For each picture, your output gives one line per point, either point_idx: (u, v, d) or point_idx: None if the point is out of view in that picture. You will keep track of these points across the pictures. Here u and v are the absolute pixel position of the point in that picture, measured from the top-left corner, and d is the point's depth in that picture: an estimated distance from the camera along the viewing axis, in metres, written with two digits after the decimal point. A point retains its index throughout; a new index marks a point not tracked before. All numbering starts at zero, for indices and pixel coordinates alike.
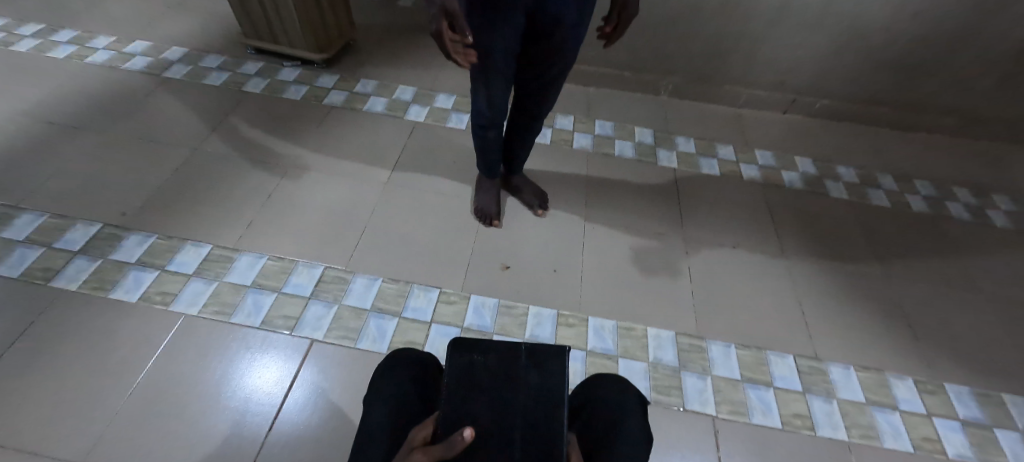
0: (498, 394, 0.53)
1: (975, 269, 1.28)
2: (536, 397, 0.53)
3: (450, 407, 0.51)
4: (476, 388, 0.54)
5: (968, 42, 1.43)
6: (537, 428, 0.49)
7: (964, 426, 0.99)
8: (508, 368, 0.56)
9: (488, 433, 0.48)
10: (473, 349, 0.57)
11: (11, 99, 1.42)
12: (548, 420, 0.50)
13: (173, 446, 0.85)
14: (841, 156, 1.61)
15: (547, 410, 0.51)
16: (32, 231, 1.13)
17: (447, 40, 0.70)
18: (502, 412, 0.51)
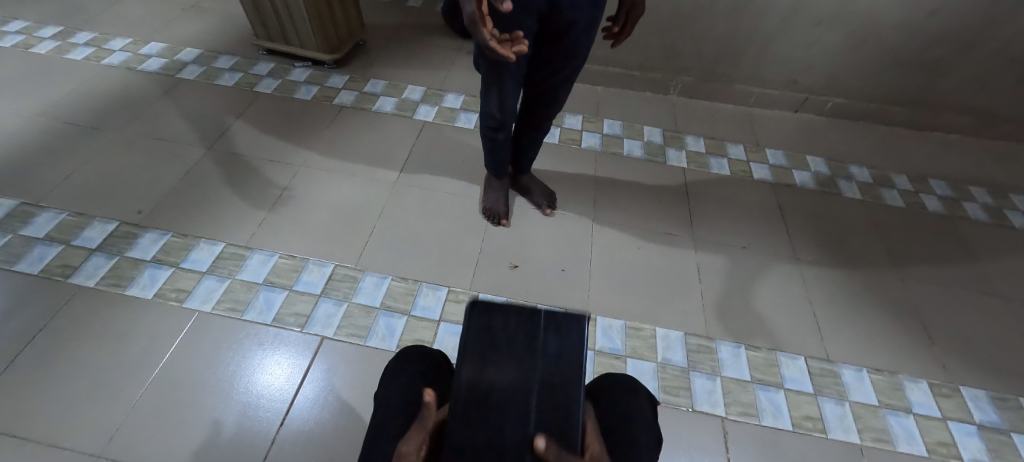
0: (517, 361, 0.51)
1: (992, 271, 1.26)
2: (556, 361, 0.51)
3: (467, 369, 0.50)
4: (494, 353, 0.51)
5: (985, 39, 1.40)
6: (554, 402, 0.48)
7: (980, 430, 0.97)
8: (529, 333, 0.52)
9: (504, 402, 0.48)
10: (493, 311, 0.54)
11: (31, 99, 1.46)
12: (567, 391, 0.49)
13: (189, 439, 0.86)
14: (854, 156, 1.59)
15: (566, 381, 0.49)
16: (51, 229, 1.15)
17: (481, 21, 0.68)
18: (518, 379, 0.49)
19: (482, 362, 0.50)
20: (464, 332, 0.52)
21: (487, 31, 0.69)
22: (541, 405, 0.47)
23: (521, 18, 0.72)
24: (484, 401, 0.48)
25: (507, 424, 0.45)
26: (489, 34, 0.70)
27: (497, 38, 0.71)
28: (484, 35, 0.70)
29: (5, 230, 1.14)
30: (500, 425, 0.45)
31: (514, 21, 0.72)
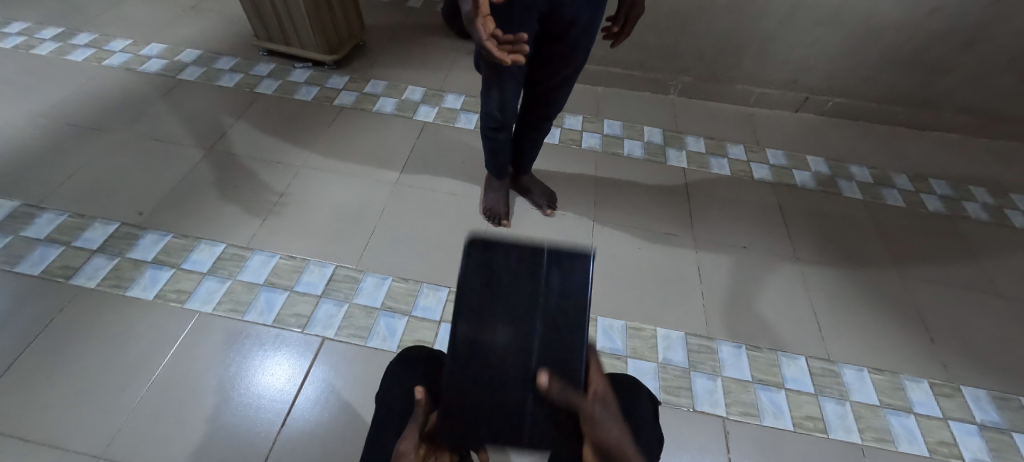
0: (520, 299, 0.53)
1: (993, 271, 1.26)
2: (559, 302, 0.53)
3: (468, 313, 0.53)
4: (494, 297, 0.53)
5: (985, 39, 1.40)
6: (556, 343, 0.52)
7: (981, 430, 0.97)
8: (531, 273, 0.54)
9: (506, 335, 0.52)
10: (493, 247, 0.54)
11: (32, 101, 1.46)
12: (570, 330, 0.52)
13: (190, 437, 0.87)
14: (854, 155, 1.59)
15: (568, 320, 0.53)
16: (52, 230, 1.16)
17: (480, 21, 0.69)
18: (520, 317, 0.53)
19: (483, 306, 0.53)
20: (464, 271, 0.53)
21: (485, 32, 0.70)
22: (543, 344, 0.52)
23: (520, 19, 0.72)
24: (487, 328, 0.52)
25: (511, 365, 0.51)
26: (488, 34, 0.70)
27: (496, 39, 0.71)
28: (483, 36, 0.70)
29: (6, 231, 1.14)
30: (505, 365, 0.51)
31: (514, 21, 0.72)
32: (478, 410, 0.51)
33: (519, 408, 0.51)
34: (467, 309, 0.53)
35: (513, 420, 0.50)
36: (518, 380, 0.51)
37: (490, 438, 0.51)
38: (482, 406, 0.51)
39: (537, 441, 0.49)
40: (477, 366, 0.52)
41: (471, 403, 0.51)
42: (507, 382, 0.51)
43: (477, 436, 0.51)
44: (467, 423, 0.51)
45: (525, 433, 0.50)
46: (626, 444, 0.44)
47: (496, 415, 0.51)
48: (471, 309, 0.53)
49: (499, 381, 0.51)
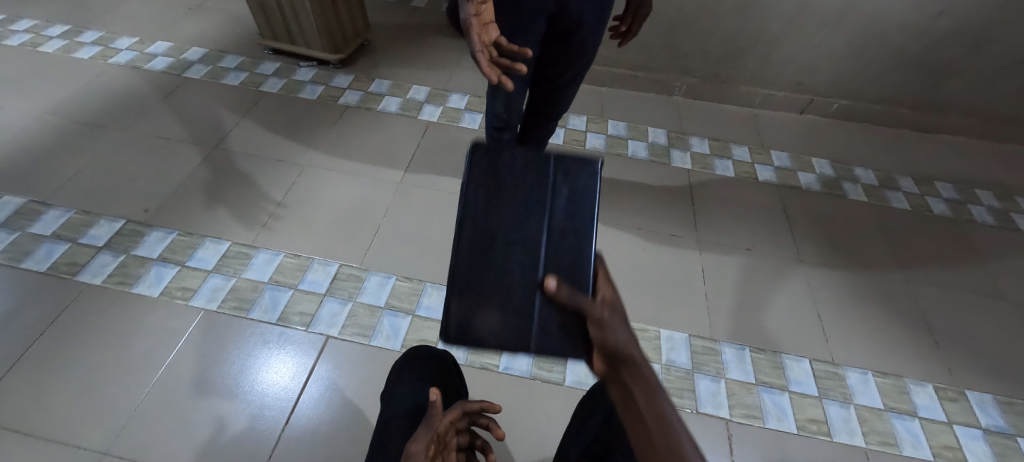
0: (527, 205, 0.58)
1: (998, 274, 1.25)
2: (565, 214, 0.58)
3: (476, 218, 0.59)
4: (500, 210, 0.59)
5: (993, 41, 1.39)
6: (562, 253, 0.57)
7: (986, 435, 0.97)
8: (538, 178, 0.58)
9: (512, 235, 0.58)
10: (498, 154, 0.59)
11: (39, 98, 1.47)
12: (575, 240, 0.57)
13: (192, 412, 0.90)
14: (858, 157, 1.58)
15: (574, 231, 0.58)
16: (59, 227, 1.16)
17: (475, 29, 0.66)
18: (525, 219, 0.58)
19: (490, 218, 0.59)
20: (470, 174, 0.58)
21: (478, 42, 0.67)
22: (549, 254, 0.57)
23: (527, 22, 0.72)
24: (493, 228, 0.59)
25: (519, 273, 0.58)
26: (481, 44, 0.67)
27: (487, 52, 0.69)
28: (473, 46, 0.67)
29: (13, 228, 1.15)
30: (513, 274, 0.58)
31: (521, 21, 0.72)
32: (491, 320, 0.58)
33: (529, 314, 0.57)
34: (475, 222, 0.59)
35: (523, 325, 0.57)
36: (527, 287, 0.57)
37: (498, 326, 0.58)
38: (495, 313, 0.58)
39: (548, 344, 0.56)
40: (488, 275, 0.59)
41: (485, 310, 0.59)
42: (516, 289, 0.58)
43: (491, 339, 0.59)
44: (480, 328, 0.59)
45: (536, 335, 0.57)
46: (626, 342, 0.42)
47: (507, 313, 0.58)
48: (478, 221, 0.59)
49: (508, 289, 0.58)
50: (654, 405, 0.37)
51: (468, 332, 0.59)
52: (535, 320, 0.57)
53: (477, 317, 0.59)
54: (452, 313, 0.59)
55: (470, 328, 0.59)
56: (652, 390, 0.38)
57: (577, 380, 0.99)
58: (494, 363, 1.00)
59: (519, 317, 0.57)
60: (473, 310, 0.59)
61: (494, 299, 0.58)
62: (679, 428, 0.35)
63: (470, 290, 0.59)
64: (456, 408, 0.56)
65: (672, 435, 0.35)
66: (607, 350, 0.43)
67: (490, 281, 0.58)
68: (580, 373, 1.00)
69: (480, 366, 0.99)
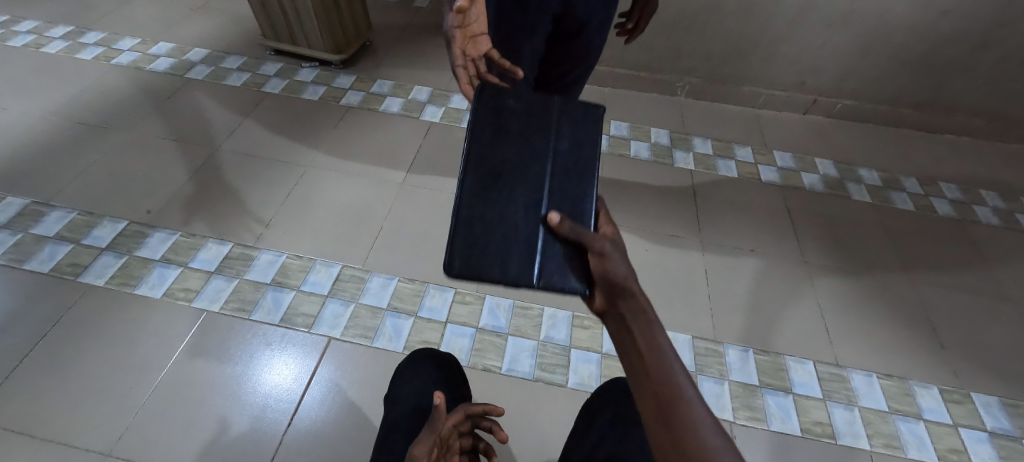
0: (532, 146, 0.59)
1: (1005, 276, 1.24)
2: (568, 154, 0.60)
3: (479, 157, 0.58)
4: (507, 143, 0.59)
5: (998, 41, 1.39)
6: (565, 189, 0.58)
7: (992, 437, 0.96)
8: (542, 121, 0.60)
9: (517, 175, 0.58)
10: (504, 95, 0.60)
11: (43, 99, 1.47)
12: (578, 177, 0.59)
13: (201, 381, 0.94)
14: (863, 158, 1.57)
15: (577, 169, 0.60)
16: (62, 228, 1.16)
17: (456, 39, 0.66)
18: (530, 159, 0.59)
19: (495, 151, 0.59)
20: (477, 111, 0.59)
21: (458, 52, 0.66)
22: (553, 188, 0.58)
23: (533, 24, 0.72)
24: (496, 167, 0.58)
25: (523, 206, 0.57)
26: (463, 56, 0.66)
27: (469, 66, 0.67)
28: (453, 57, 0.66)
29: (16, 229, 1.15)
30: (517, 206, 0.57)
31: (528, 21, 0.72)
32: (495, 264, 0.56)
33: (531, 247, 0.55)
34: (479, 153, 0.58)
35: (525, 258, 0.55)
36: (530, 219, 0.56)
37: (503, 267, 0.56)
38: (497, 246, 0.57)
39: (550, 278, 0.53)
40: (491, 209, 0.57)
41: (486, 243, 0.57)
42: (519, 222, 0.56)
43: (492, 273, 0.56)
44: (481, 261, 0.56)
45: (538, 267, 0.54)
46: (629, 278, 0.43)
47: (512, 254, 0.56)
48: (483, 154, 0.59)
49: (511, 220, 0.56)
50: (650, 337, 0.37)
51: (467, 265, 0.56)
52: (536, 254, 0.55)
53: (478, 251, 0.57)
54: (452, 245, 0.57)
55: (471, 260, 0.56)
56: (650, 323, 0.38)
57: (579, 382, 0.99)
58: (496, 365, 1.00)
59: (522, 250, 0.56)
60: (474, 244, 0.57)
61: (496, 241, 0.56)
62: (673, 360, 0.36)
63: (471, 222, 0.57)
64: (458, 411, 0.56)
65: (666, 366, 0.35)
66: (611, 284, 0.44)
67: (493, 212, 0.57)
68: (582, 375, 1.00)
69: (482, 367, 0.99)
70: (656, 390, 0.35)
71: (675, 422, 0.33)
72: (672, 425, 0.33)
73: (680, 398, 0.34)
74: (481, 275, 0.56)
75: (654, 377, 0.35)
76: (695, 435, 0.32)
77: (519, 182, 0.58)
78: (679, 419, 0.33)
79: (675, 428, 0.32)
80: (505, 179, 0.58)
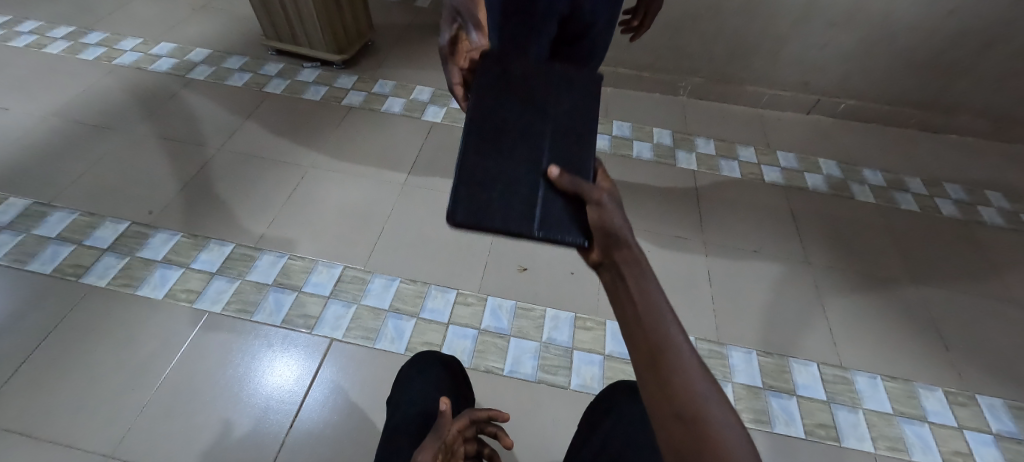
0: (532, 102, 0.60)
1: (1010, 277, 1.24)
2: (569, 111, 0.60)
3: (482, 112, 0.59)
4: (507, 101, 0.60)
5: (1004, 41, 1.38)
6: (566, 144, 0.57)
7: (997, 440, 0.96)
8: (544, 81, 0.62)
9: (518, 128, 0.58)
10: (507, 62, 0.63)
11: (45, 99, 1.47)
12: (579, 132, 0.58)
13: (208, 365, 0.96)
14: (866, 158, 1.57)
15: (578, 126, 0.59)
16: (65, 228, 1.16)
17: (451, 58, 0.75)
18: (532, 115, 0.59)
19: (496, 109, 0.59)
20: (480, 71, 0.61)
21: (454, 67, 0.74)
22: (554, 142, 0.57)
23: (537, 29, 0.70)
24: (497, 120, 0.59)
25: (523, 160, 0.56)
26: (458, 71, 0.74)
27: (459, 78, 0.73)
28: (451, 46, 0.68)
29: (18, 229, 1.15)
30: (518, 157, 0.56)
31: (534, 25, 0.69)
32: (495, 215, 0.55)
33: (532, 200, 0.54)
34: (481, 108, 0.59)
35: (526, 211, 0.54)
36: (531, 172, 0.55)
37: (504, 217, 0.54)
38: (497, 198, 0.55)
39: (551, 229, 0.51)
40: (492, 160, 0.57)
41: (486, 196, 0.56)
42: (520, 175, 0.56)
43: (492, 223, 0.55)
44: (482, 213, 0.55)
45: (539, 219, 0.53)
46: (625, 230, 0.44)
47: (512, 204, 0.55)
48: (484, 109, 0.59)
49: (512, 174, 0.56)
50: (644, 289, 0.38)
51: (468, 216, 0.55)
52: (537, 208, 0.54)
53: (479, 201, 0.55)
54: (454, 196, 0.56)
55: (471, 212, 0.55)
56: (645, 275, 0.39)
57: (582, 383, 0.98)
58: (499, 367, 0.99)
59: (523, 202, 0.55)
60: (476, 195, 0.56)
61: (496, 193, 0.55)
62: (666, 309, 0.37)
63: (471, 175, 0.56)
64: (463, 417, 0.57)
65: (659, 314, 0.36)
66: (608, 233, 0.45)
67: (493, 165, 0.57)
68: (585, 377, 0.99)
69: (485, 369, 0.99)
70: (647, 338, 0.36)
71: (666, 368, 0.35)
72: (663, 371, 0.35)
73: (669, 341, 0.35)
74: (481, 226, 0.55)
75: (647, 326, 0.36)
76: (683, 379, 0.34)
77: (519, 137, 0.57)
78: (670, 367, 0.35)
79: (666, 374, 0.34)
80: (504, 130, 0.58)
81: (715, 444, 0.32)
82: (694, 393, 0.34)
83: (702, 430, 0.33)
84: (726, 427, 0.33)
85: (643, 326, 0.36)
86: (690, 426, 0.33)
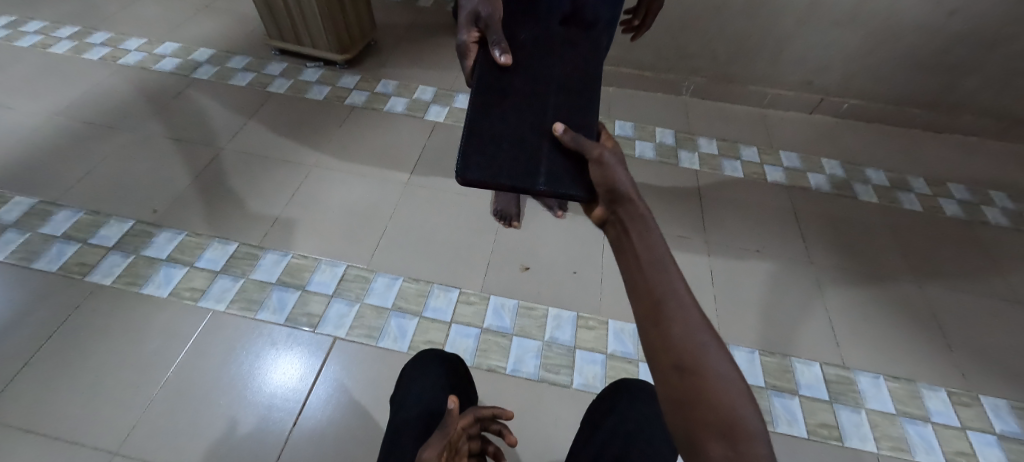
0: (535, 69, 0.67)
1: (1015, 277, 1.23)
2: (572, 79, 0.68)
3: (490, 80, 0.66)
4: (514, 70, 0.67)
5: (1008, 40, 1.37)
6: (568, 107, 0.65)
7: (1000, 440, 0.96)
8: (545, 49, 0.69)
9: (523, 91, 0.65)
10: (514, 30, 0.70)
11: (50, 98, 1.48)
12: (581, 100, 0.66)
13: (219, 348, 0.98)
14: (870, 158, 1.56)
15: (578, 89, 0.67)
16: (70, 227, 1.17)
17: (471, 52, 0.71)
18: (536, 81, 0.66)
19: (503, 77, 0.66)
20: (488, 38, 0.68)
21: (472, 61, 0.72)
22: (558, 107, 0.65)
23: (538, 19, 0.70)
24: (503, 85, 0.66)
25: (528, 121, 0.64)
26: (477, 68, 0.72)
27: (469, 45, 0.71)
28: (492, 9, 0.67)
29: (24, 228, 1.16)
30: (522, 118, 0.64)
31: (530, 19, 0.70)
32: (501, 169, 0.62)
33: (536, 155, 0.62)
34: (487, 76, 0.66)
35: (531, 165, 0.61)
36: (536, 132, 0.63)
37: (511, 170, 0.61)
38: (505, 154, 0.62)
39: (554, 182, 0.58)
40: (499, 121, 0.64)
41: (495, 152, 0.63)
42: (526, 133, 0.63)
43: (499, 176, 0.62)
44: (490, 167, 0.62)
45: (544, 173, 0.60)
46: (629, 189, 0.47)
47: (518, 160, 0.62)
48: (492, 77, 0.66)
49: (518, 133, 0.63)
50: (648, 241, 0.40)
51: (477, 172, 0.62)
52: (541, 164, 0.61)
53: (487, 159, 0.63)
54: (465, 154, 0.63)
55: (480, 168, 0.62)
56: (648, 227, 0.41)
57: (584, 382, 0.99)
58: (501, 366, 1.00)
59: (529, 159, 0.62)
60: (485, 152, 0.63)
61: (503, 149, 0.63)
62: (668, 261, 0.38)
63: (480, 135, 0.63)
64: (467, 414, 0.57)
65: (661, 265, 0.38)
66: (612, 192, 0.47)
67: (501, 126, 0.64)
68: (587, 376, 0.99)
69: (487, 368, 0.99)
70: (650, 290, 0.37)
71: (667, 318, 0.35)
72: (662, 321, 0.35)
73: (671, 294, 0.36)
74: (490, 182, 0.62)
75: (650, 275, 0.38)
76: (684, 329, 0.35)
77: (524, 101, 0.65)
78: (670, 319, 0.35)
79: (666, 325, 0.35)
80: (512, 93, 0.65)
81: (713, 395, 0.32)
82: (695, 343, 0.34)
83: (702, 381, 0.33)
84: (726, 379, 0.33)
85: (644, 276, 0.38)
86: (689, 377, 0.33)
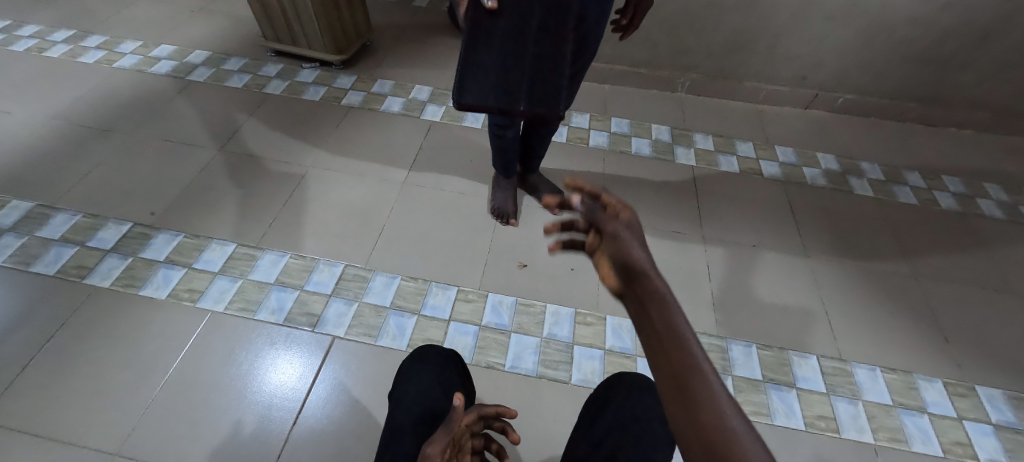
0: (519, 16, 0.74)
1: (1010, 269, 1.24)
2: (554, 22, 0.76)
3: (478, 23, 0.76)
4: (500, 13, 0.74)
5: (999, 34, 1.38)
6: (547, 42, 0.79)
7: (997, 430, 0.96)
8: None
9: (507, 35, 0.77)
10: None
11: (46, 102, 1.48)
12: (559, 32, 0.78)
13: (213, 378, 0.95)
14: (866, 152, 1.57)
15: (557, 30, 0.77)
16: (67, 230, 1.17)
17: None
18: (520, 27, 0.76)
19: (491, 22, 0.76)
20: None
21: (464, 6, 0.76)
22: (540, 45, 0.79)
23: None
24: (490, 31, 0.77)
25: (511, 57, 0.81)
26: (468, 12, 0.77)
27: None
28: None
29: (21, 231, 1.16)
30: (505, 55, 0.80)
31: None
32: (490, 92, 0.86)
33: (517, 84, 0.85)
34: (477, 23, 0.76)
35: (515, 94, 0.87)
36: (517, 66, 0.82)
37: (498, 93, 0.86)
38: (495, 83, 0.85)
39: (533, 106, 0.89)
40: (488, 59, 0.81)
41: (486, 81, 0.85)
42: (509, 66, 0.82)
43: (489, 102, 0.88)
44: (480, 96, 0.87)
45: (525, 100, 0.88)
46: (646, 262, 0.39)
47: (504, 85, 0.85)
48: (480, 23, 0.76)
49: (504, 67, 0.82)
50: (666, 312, 0.35)
51: (472, 99, 0.88)
52: (521, 92, 0.86)
53: (478, 87, 0.86)
54: (461, 85, 0.86)
55: (473, 97, 0.87)
56: (666, 299, 0.36)
57: (583, 378, 0.99)
58: (500, 362, 1.00)
59: (511, 89, 0.86)
60: (476, 81, 0.85)
61: (491, 78, 0.84)
62: (691, 340, 0.34)
63: (472, 68, 0.83)
64: (471, 411, 0.58)
65: (681, 338, 0.34)
66: (625, 266, 0.39)
67: (489, 64, 0.82)
68: (586, 372, 1.00)
69: (486, 365, 0.99)
70: (671, 367, 0.33)
71: (691, 396, 0.31)
72: (687, 401, 0.31)
73: (694, 370, 0.32)
74: (481, 104, 0.88)
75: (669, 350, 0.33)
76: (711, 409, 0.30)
77: (508, 43, 0.78)
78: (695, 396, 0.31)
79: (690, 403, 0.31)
80: (497, 38, 0.78)
81: None
82: (724, 427, 0.29)
83: None
84: None
85: (663, 348, 0.33)
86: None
